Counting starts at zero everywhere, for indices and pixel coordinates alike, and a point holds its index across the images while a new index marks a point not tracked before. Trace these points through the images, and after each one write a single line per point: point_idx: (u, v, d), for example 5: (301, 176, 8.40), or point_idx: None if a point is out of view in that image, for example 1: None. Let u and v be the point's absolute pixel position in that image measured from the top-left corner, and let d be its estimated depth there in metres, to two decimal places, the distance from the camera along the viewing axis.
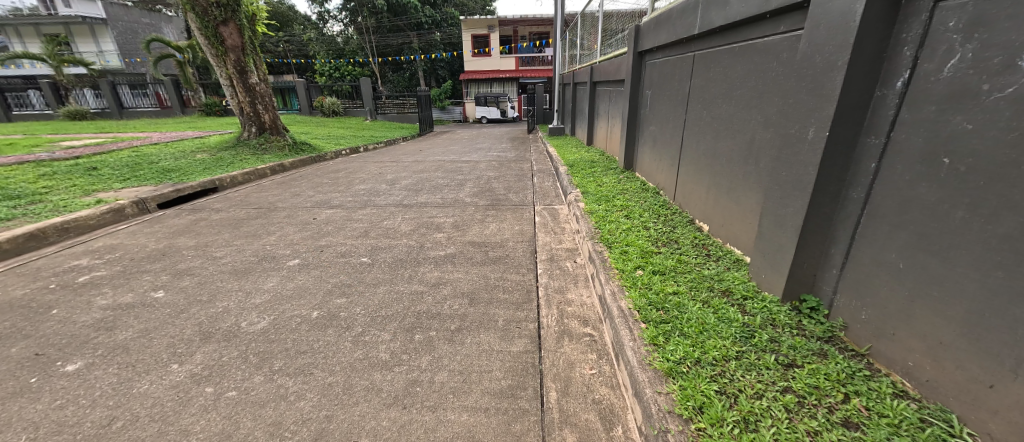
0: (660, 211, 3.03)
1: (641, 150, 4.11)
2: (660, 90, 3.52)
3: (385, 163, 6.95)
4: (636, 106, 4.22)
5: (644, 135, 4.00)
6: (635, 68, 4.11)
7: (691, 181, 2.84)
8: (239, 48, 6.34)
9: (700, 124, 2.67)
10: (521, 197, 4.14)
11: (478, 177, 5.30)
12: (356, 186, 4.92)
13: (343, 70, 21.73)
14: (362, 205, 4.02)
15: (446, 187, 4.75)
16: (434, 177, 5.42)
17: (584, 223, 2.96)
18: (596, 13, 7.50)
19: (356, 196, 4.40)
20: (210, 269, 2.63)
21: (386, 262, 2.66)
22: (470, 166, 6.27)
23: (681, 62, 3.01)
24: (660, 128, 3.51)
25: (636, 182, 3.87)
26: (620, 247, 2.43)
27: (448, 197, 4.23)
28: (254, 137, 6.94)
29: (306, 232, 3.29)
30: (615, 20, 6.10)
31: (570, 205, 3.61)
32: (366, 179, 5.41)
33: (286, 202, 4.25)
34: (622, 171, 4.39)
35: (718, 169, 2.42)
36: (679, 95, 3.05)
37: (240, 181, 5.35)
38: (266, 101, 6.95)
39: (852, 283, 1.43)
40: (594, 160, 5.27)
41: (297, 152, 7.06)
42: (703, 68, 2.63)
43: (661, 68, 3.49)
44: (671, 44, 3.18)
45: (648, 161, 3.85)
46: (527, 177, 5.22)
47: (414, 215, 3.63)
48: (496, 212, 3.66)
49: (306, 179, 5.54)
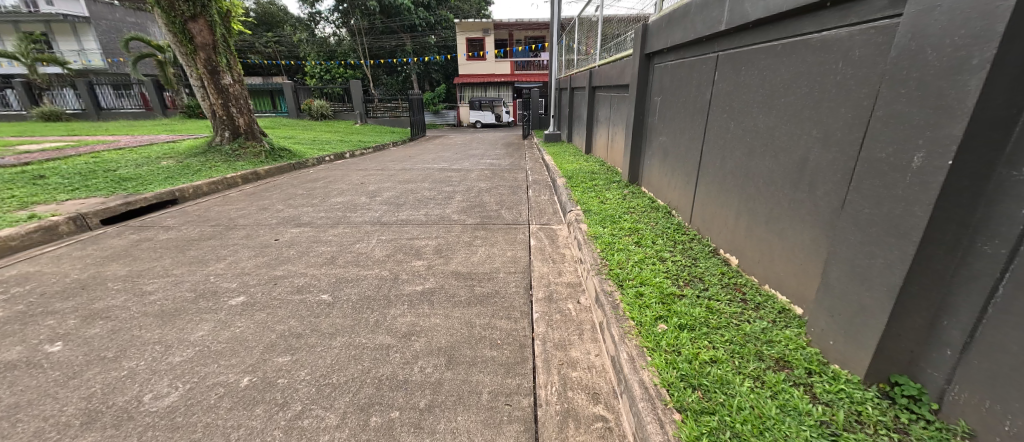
0: (676, 237, 2.60)
1: (648, 162, 3.70)
2: (672, 96, 3.11)
3: (369, 171, 6.47)
4: (642, 113, 3.81)
5: (653, 146, 3.59)
6: (642, 72, 3.71)
7: (713, 203, 2.42)
8: (210, 46, 5.86)
9: (726, 137, 2.26)
10: (514, 214, 3.70)
11: (468, 189, 4.85)
12: (332, 200, 4.43)
13: (334, 73, 21.29)
14: (334, 223, 3.55)
15: (432, 200, 4.30)
16: (420, 188, 4.95)
17: (588, 251, 2.52)
18: (595, 16, 7.15)
19: (331, 211, 3.92)
20: (132, 310, 2.14)
21: (350, 301, 2.19)
22: (461, 176, 5.81)
23: (699, 64, 2.61)
24: (672, 140, 3.10)
25: (643, 200, 3.45)
26: (634, 287, 1.99)
27: (433, 213, 3.77)
28: (228, 142, 6.43)
29: (263, 258, 2.81)
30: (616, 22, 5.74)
31: (570, 226, 3.17)
32: (346, 190, 4.94)
33: (249, 218, 3.76)
34: (627, 185, 3.98)
35: (751, 192, 2.01)
36: (697, 102, 2.64)
37: (204, 192, 4.85)
38: (242, 103, 6.47)
39: (982, 375, 1.01)
40: (595, 171, 4.85)
41: (274, 159, 6.56)
42: (730, 72, 2.22)
43: (673, 72, 3.09)
44: (688, 44, 2.78)
45: (658, 175, 3.44)
46: (522, 190, 4.78)
47: (392, 237, 3.17)
48: (486, 233, 3.20)
49: (279, 190, 5.05)
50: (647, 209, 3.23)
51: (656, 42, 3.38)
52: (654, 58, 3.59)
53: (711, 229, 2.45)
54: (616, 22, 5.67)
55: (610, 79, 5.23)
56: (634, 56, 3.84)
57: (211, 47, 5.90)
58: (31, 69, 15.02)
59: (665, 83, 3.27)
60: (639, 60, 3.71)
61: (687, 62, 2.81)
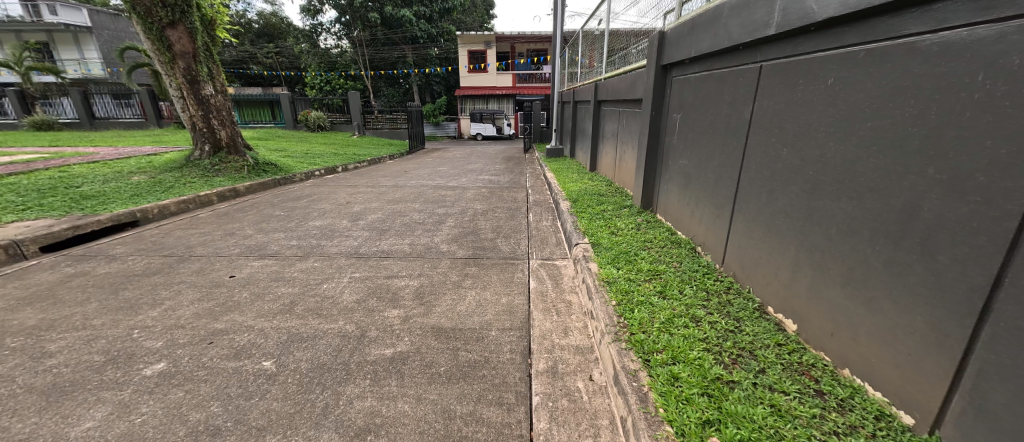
0: (707, 284, 2.12)
1: (666, 188, 3.23)
2: (696, 114, 2.67)
3: (359, 188, 6.04)
4: (657, 131, 3.37)
5: (670, 169, 3.15)
6: (658, 86, 3.28)
7: (755, 246, 1.96)
8: (191, 55, 5.49)
9: (774, 167, 1.80)
10: (512, 245, 3.24)
11: (462, 212, 4.39)
12: (310, 223, 3.98)
13: (335, 84, 21.10)
14: (305, 254, 3.09)
15: (420, 226, 3.84)
16: (409, 210, 4.50)
17: (601, 304, 2.04)
18: (600, 28, 6.82)
19: (304, 239, 3.46)
20: (14, 384, 1.66)
21: (297, 374, 1.70)
22: (455, 195, 5.37)
23: (735, 76, 2.16)
24: (696, 164, 2.66)
25: (660, 232, 2.98)
26: (665, 365, 1.50)
27: (419, 243, 3.31)
28: (207, 156, 6.00)
29: (207, 302, 2.33)
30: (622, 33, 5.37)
31: (577, 264, 2.70)
32: (328, 212, 4.49)
33: (209, 246, 3.30)
34: (640, 213, 3.51)
35: (815, 240, 1.54)
36: (730, 121, 2.20)
37: (171, 212, 4.41)
38: (224, 115, 6.07)
39: None
40: (602, 193, 4.41)
41: (257, 174, 6.14)
42: (780, 85, 1.77)
43: (698, 85, 2.65)
44: (718, 53, 2.35)
45: (678, 204, 2.97)
46: (521, 213, 4.33)
47: (367, 275, 2.70)
48: (478, 271, 2.74)
49: (255, 210, 4.61)
50: (666, 243, 2.76)
51: (674, 53, 2.96)
52: (671, 70, 3.17)
53: (752, 279, 1.97)
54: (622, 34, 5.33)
55: (619, 93, 4.81)
56: (648, 68, 3.42)
57: (191, 55, 5.52)
58: (24, 78, 14.81)
59: (686, 99, 2.85)
60: (654, 72, 3.29)
61: (716, 74, 2.38)
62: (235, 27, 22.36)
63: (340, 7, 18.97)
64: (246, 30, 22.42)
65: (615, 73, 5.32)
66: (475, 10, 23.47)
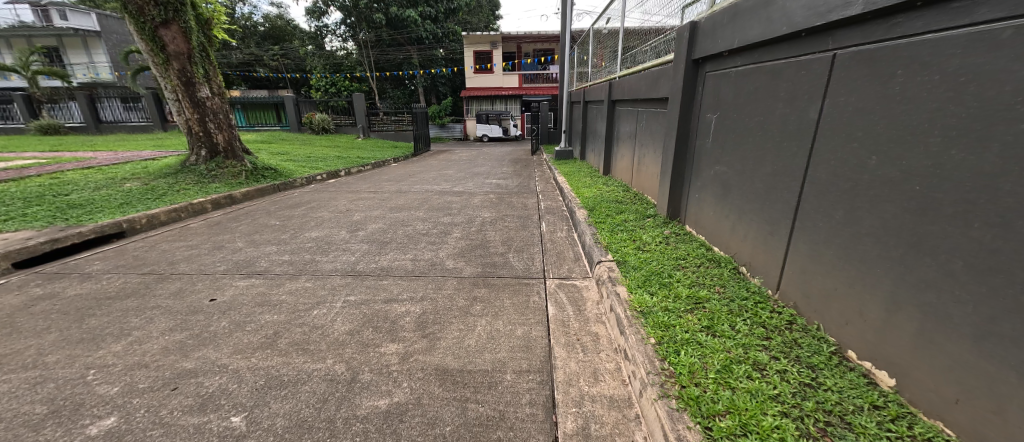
0: (763, 317, 1.78)
1: (697, 197, 2.90)
2: (738, 114, 2.34)
3: (361, 194, 5.75)
4: (686, 134, 3.03)
5: (702, 176, 2.82)
6: (688, 83, 2.93)
7: (826, 274, 1.63)
8: (185, 56, 5.25)
9: (858, 178, 1.47)
10: (525, 261, 2.91)
11: (469, 222, 4.07)
12: (305, 235, 3.68)
13: (340, 86, 20.95)
14: (296, 272, 2.79)
15: (424, 238, 3.52)
16: (412, 220, 4.20)
17: (637, 341, 1.70)
18: (612, 24, 6.48)
19: (297, 253, 3.16)
20: None
21: (269, 436, 1.37)
22: (462, 201, 5.06)
23: (797, 68, 1.82)
24: (738, 172, 2.32)
25: (693, 247, 2.64)
26: (735, 437, 1.16)
27: (422, 258, 2.99)
28: (204, 161, 5.75)
29: (180, 334, 2.03)
30: (636, 28, 5.03)
31: (601, 286, 2.36)
32: (326, 221, 4.19)
33: (194, 262, 3.01)
34: (666, 224, 3.17)
35: (926, 274, 1.21)
36: (789, 123, 1.87)
37: (160, 222, 4.14)
38: (221, 118, 5.81)
39: None
40: (621, 200, 4.07)
41: (255, 180, 5.89)
42: (866, 78, 1.44)
43: (741, 81, 2.31)
44: (771, 43, 2.01)
45: (713, 215, 2.64)
46: (533, 222, 4.00)
47: (364, 299, 2.39)
48: (488, 294, 2.41)
49: (250, 220, 4.33)
50: (701, 262, 2.42)
51: (709, 46, 2.62)
52: (704, 64, 2.82)
53: (822, 313, 1.64)
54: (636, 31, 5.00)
55: (637, 92, 4.46)
56: (675, 63, 3.08)
57: (186, 56, 5.28)
58: (31, 82, 14.81)
59: (725, 97, 2.51)
60: (683, 67, 2.94)
61: (767, 68, 2.05)
62: (241, 29, 22.28)
63: (345, 8, 18.79)
64: (252, 33, 22.32)
65: (630, 71, 4.98)
66: (481, 10, 23.16)
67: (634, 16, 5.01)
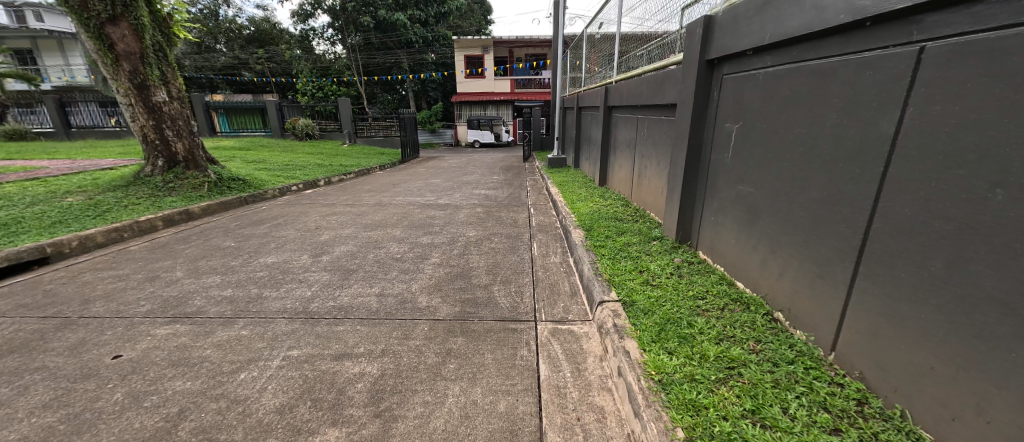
0: (824, 394, 1.34)
1: (713, 220, 2.48)
2: (768, 124, 1.93)
3: (335, 208, 5.25)
4: (698, 146, 2.61)
5: (720, 196, 2.40)
6: (700, 87, 2.51)
7: (914, 342, 1.21)
8: (138, 56, 4.75)
9: (973, 219, 1.05)
10: (512, 297, 2.46)
11: (451, 242, 3.61)
12: (259, 261, 3.17)
13: (327, 90, 20.38)
14: (235, 314, 2.30)
15: (397, 265, 3.04)
16: (387, 240, 3.72)
17: (659, 435, 1.25)
18: (606, 27, 6.13)
19: (242, 287, 2.67)
20: None
21: None
22: (445, 217, 4.59)
23: (860, 67, 1.41)
24: (769, 195, 1.91)
25: (710, 282, 2.21)
26: None
27: (390, 294, 2.51)
28: (160, 172, 5.21)
29: (52, 414, 1.54)
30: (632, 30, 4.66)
31: (605, 335, 1.91)
32: (288, 242, 3.69)
33: (113, 301, 2.49)
34: (674, 249, 2.75)
35: None
36: (848, 138, 1.45)
37: (95, 245, 3.61)
38: (180, 125, 5.29)
39: None
40: (621, 218, 3.65)
41: (219, 192, 5.38)
42: (984, 80, 1.03)
43: (773, 84, 1.89)
44: (817, 36, 1.60)
45: (735, 244, 2.22)
46: (523, 244, 3.55)
47: (309, 353, 1.91)
48: (465, 346, 1.95)
49: (202, 240, 3.81)
50: (724, 304, 1.99)
51: (729, 43, 2.20)
52: (720, 65, 2.40)
53: (910, 395, 1.22)
54: (633, 37, 4.61)
55: (637, 97, 4.05)
56: (684, 64, 2.66)
57: (138, 56, 4.78)
58: None
59: (749, 104, 2.10)
60: (695, 69, 2.52)
61: (812, 68, 1.64)
62: (225, 32, 21.59)
63: (332, 11, 18.25)
64: (236, 35, 21.62)
65: (627, 75, 4.57)
66: (472, 15, 22.84)
67: (630, 21, 4.62)
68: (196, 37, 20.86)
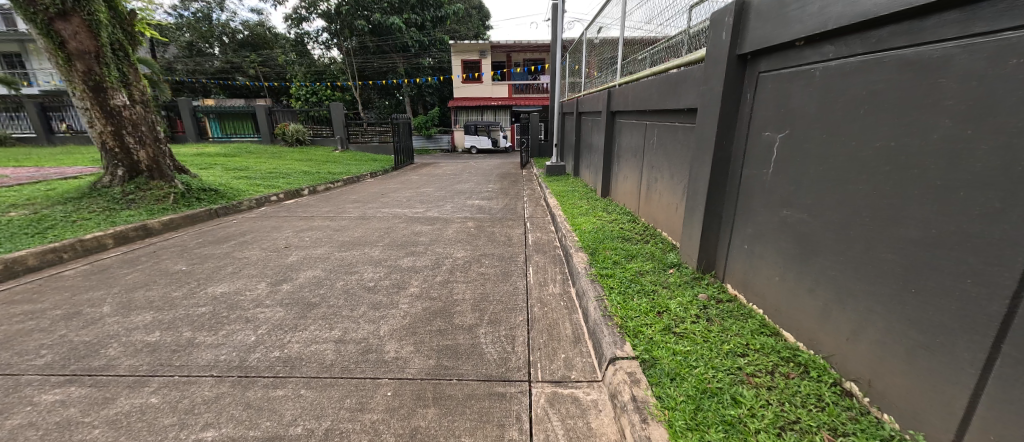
0: None
1: (746, 249, 2.02)
2: (830, 134, 1.48)
3: (313, 222, 4.78)
4: (726, 159, 2.16)
5: (755, 221, 1.95)
6: (730, 88, 2.06)
7: None
8: (93, 56, 4.30)
9: None
10: (501, 345, 1.99)
11: (435, 266, 3.15)
12: (206, 292, 2.69)
13: (322, 95, 19.93)
14: (150, 371, 1.82)
15: (367, 298, 2.57)
16: (362, 263, 3.26)
17: None
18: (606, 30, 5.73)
19: (173, 329, 2.19)
20: None
21: None
22: (432, 233, 4.14)
23: (1000, 54, 0.96)
24: (832, 225, 1.46)
25: (748, 331, 1.75)
26: None
27: (352, 340, 2.05)
28: (121, 182, 4.76)
29: None
30: (636, 32, 4.26)
31: (621, 413, 1.44)
32: (249, 266, 3.22)
33: (7, 351, 2.01)
34: (695, 282, 2.29)
35: None
36: (979, 156, 1.01)
37: (24, 270, 3.13)
38: (144, 131, 4.84)
39: None
40: (630, 238, 3.19)
41: (186, 204, 4.91)
42: None
43: (838, 82, 1.44)
44: (917, 15, 1.16)
45: (778, 282, 1.77)
46: (517, 268, 3.09)
47: (227, 437, 1.43)
48: (436, 424, 1.48)
49: (151, 264, 3.34)
50: (773, 367, 1.53)
51: (770, 34, 1.76)
52: (755, 61, 1.96)
53: None
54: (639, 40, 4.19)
55: (646, 102, 3.60)
56: (708, 62, 2.22)
57: (94, 55, 4.33)
58: None
59: (797, 108, 1.65)
60: (722, 67, 2.07)
61: (906, 59, 1.19)
62: (217, 35, 21.14)
63: (326, 15, 17.81)
64: (227, 39, 21.00)
65: (632, 77, 4.13)
66: (470, 19, 22.50)
67: (635, 24, 4.22)
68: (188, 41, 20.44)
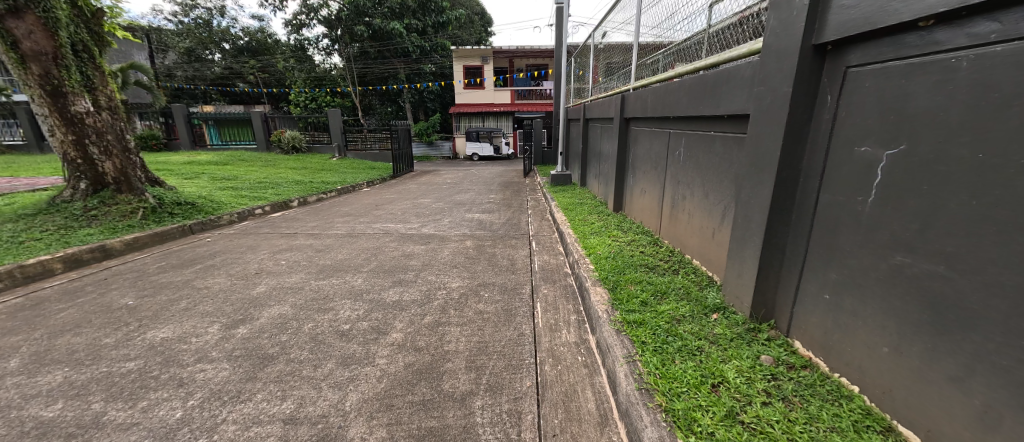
0: None
1: (828, 299, 1.53)
2: (996, 154, 1.00)
3: (294, 241, 4.32)
4: (794, 179, 1.67)
5: (844, 265, 1.46)
6: (802, 89, 1.58)
7: None
8: (50, 58, 3.88)
9: None
10: (503, 431, 1.49)
11: (425, 300, 2.67)
12: (144, 339, 2.20)
13: (320, 101, 19.41)
14: None
15: (337, 348, 2.07)
16: (340, 296, 2.77)
17: None
18: (614, 35, 5.34)
19: (81, 399, 1.70)
20: None
21: None
22: (425, 256, 3.66)
23: None
24: (1005, 291, 0.97)
25: (848, 425, 1.24)
26: None
27: (305, 421, 1.55)
28: (84, 197, 4.32)
29: None
30: (652, 34, 3.85)
31: None
32: (207, 299, 2.74)
33: None
34: (750, 337, 1.78)
35: None
36: None
37: None
38: (110, 140, 4.42)
39: None
40: (657, 269, 2.70)
41: (156, 220, 4.46)
42: None
43: (1008, 75, 0.97)
44: None
45: (891, 355, 1.28)
46: (523, 303, 2.60)
47: None
48: None
49: (95, 296, 2.86)
50: None
51: (873, 12, 1.28)
52: (838, 53, 1.48)
53: None
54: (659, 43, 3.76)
55: (669, 108, 3.13)
56: (766, 56, 1.74)
57: (53, 57, 3.90)
58: None
59: (924, 115, 1.17)
60: (790, 61, 1.59)
61: None
62: (217, 41, 20.93)
63: (326, 20, 17.57)
64: (229, 46, 21.03)
65: (649, 81, 3.67)
66: (473, 25, 22.20)
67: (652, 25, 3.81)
68: (186, 47, 20.18)
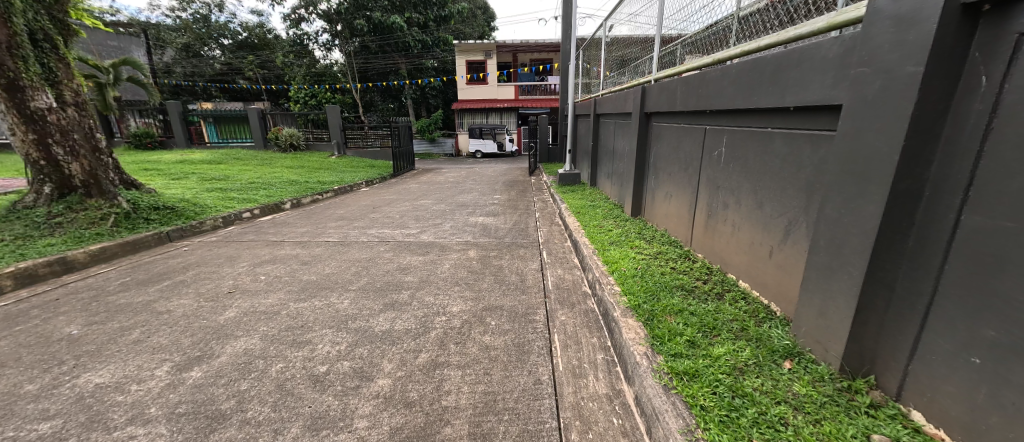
0: None
1: (979, 366, 1.09)
2: None
3: (279, 250, 3.89)
4: (917, 194, 1.22)
5: (1013, 320, 1.02)
6: (939, 69, 1.13)
7: None
8: (5, 47, 3.45)
9: None
10: None
11: (419, 331, 2.23)
12: (73, 387, 1.79)
13: (320, 97, 19.00)
14: None
15: (307, 404, 1.64)
16: (319, 324, 2.34)
17: None
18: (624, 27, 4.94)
19: None
20: None
21: None
22: (423, 270, 3.22)
23: None
24: None
25: None
26: None
27: None
28: (48, 203, 3.92)
29: None
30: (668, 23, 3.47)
31: None
32: (164, 328, 2.32)
33: None
34: (847, 403, 1.33)
35: None
36: None
37: None
38: (76, 140, 4.01)
39: None
40: (696, 292, 2.26)
41: (129, 227, 4.04)
42: None
43: None
44: None
45: None
46: (536, 335, 2.16)
47: None
48: None
49: (35, 323, 2.44)
50: None
51: None
52: (1001, 14, 1.03)
53: None
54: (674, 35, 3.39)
55: (705, 101, 2.68)
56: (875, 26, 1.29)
57: (7, 47, 3.47)
58: None
59: None
60: (917, 31, 1.15)
61: None
62: (215, 37, 20.54)
63: (324, 15, 17.14)
64: (228, 41, 20.64)
65: (674, 71, 3.22)
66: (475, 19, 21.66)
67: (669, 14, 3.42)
68: (183, 43, 19.77)
